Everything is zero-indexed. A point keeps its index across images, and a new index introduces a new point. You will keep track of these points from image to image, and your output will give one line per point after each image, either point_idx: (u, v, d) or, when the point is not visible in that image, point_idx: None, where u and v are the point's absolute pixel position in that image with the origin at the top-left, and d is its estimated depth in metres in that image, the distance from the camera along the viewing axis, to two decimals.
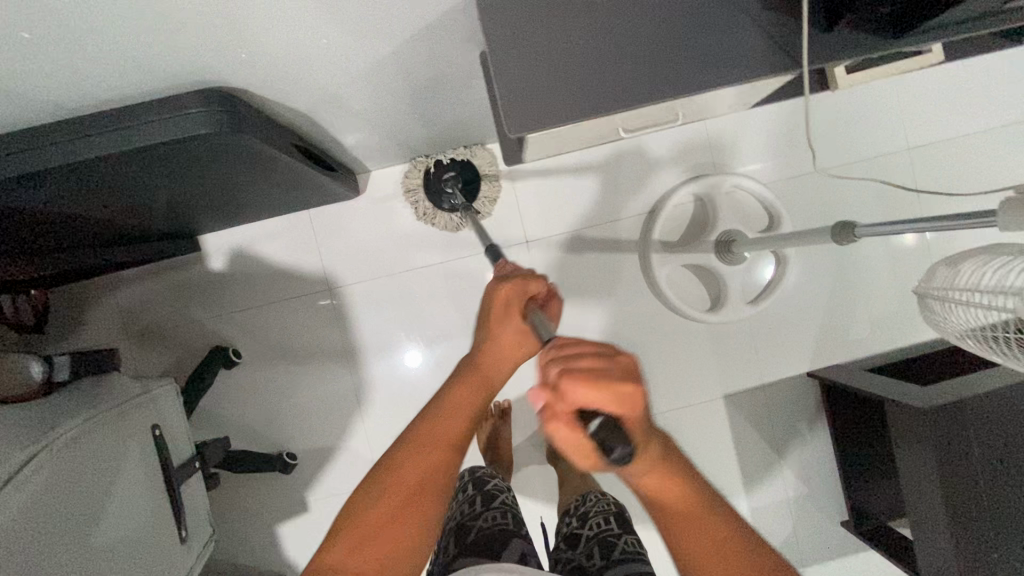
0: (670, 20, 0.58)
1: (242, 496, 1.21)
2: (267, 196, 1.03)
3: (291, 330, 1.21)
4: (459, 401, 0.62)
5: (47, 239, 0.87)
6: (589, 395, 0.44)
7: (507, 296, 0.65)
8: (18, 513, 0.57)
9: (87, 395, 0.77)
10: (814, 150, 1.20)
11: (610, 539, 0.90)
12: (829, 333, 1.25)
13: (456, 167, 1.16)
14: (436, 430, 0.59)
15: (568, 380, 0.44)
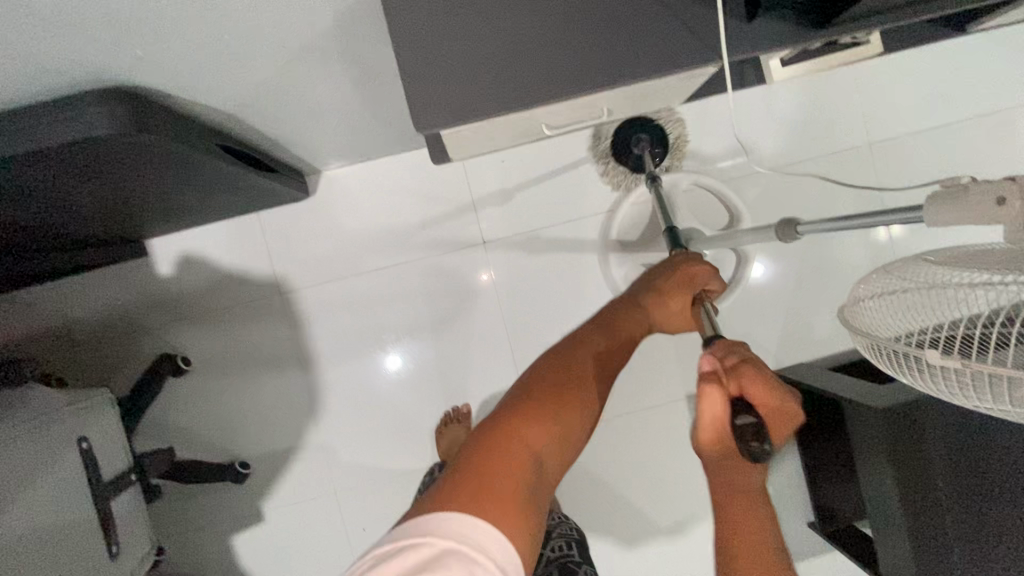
0: (581, 11, 0.56)
1: (194, 507, 1.18)
2: (208, 200, 1.00)
3: (244, 335, 1.18)
4: (629, 329, 0.66)
5: None
6: (757, 388, 0.53)
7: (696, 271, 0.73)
8: None
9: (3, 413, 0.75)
10: (773, 146, 1.19)
11: (571, 566, 0.89)
12: (794, 331, 1.24)
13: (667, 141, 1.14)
14: (611, 340, 0.63)
15: (749, 367, 0.54)
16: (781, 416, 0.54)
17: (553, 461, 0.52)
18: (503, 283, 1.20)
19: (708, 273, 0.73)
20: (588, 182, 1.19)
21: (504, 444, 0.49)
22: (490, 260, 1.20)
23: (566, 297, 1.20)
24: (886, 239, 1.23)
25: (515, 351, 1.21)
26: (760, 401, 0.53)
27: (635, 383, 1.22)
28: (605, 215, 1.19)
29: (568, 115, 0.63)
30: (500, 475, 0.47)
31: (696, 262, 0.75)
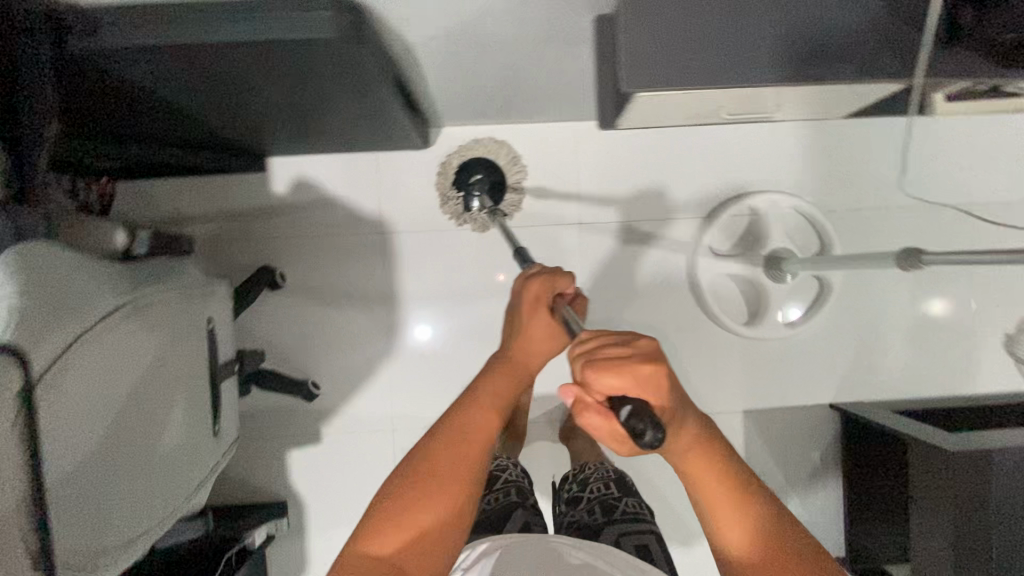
0: (810, 7, 0.58)
1: (259, 415, 1.23)
2: (349, 126, 1.04)
3: (337, 265, 1.23)
4: (495, 390, 0.65)
5: (132, 120, 0.88)
6: (613, 381, 0.49)
7: (535, 291, 0.72)
8: (82, 375, 0.55)
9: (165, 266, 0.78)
10: (877, 187, 1.22)
11: (611, 502, 0.96)
12: (859, 368, 1.26)
13: (485, 170, 1.11)
14: (473, 417, 0.62)
15: (592, 369, 0.50)
16: (658, 387, 0.50)
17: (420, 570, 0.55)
18: (590, 267, 1.24)
19: (548, 283, 0.72)
20: (690, 185, 1.23)
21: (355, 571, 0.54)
22: (582, 240, 1.24)
23: (646, 292, 1.25)
24: (945, 310, 1.25)
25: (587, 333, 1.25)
26: (633, 390, 0.50)
27: (697, 386, 1.26)
28: (702, 221, 1.23)
29: (745, 106, 0.68)
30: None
31: (540, 275, 0.74)
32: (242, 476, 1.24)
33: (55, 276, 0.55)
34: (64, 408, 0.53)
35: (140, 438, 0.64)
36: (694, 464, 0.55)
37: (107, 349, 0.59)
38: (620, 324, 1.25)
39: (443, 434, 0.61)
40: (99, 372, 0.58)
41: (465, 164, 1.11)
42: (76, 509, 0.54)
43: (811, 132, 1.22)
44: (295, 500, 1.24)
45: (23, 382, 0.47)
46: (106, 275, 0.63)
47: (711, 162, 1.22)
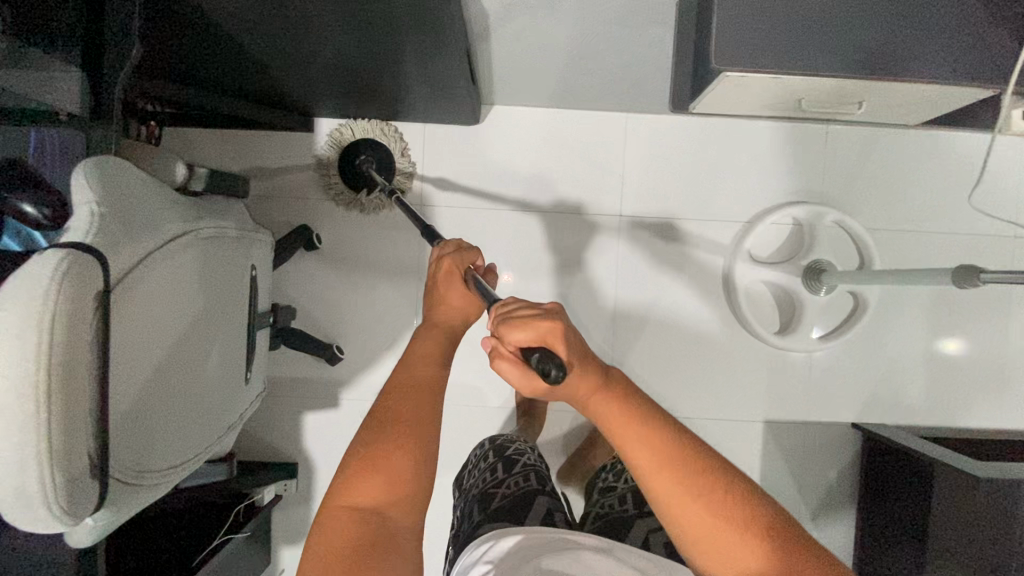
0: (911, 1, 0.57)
1: (279, 374, 1.23)
2: (403, 91, 1.04)
3: (372, 232, 1.23)
4: (424, 349, 0.66)
5: (193, 56, 0.88)
6: (516, 332, 0.50)
7: (445, 266, 0.72)
8: (145, 292, 0.56)
9: (219, 205, 0.77)
10: (923, 209, 1.21)
11: (645, 491, 0.93)
12: (885, 390, 1.25)
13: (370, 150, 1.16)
14: (415, 369, 0.64)
15: (503, 325, 0.51)
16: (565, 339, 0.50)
17: (403, 510, 0.57)
18: (624, 260, 1.23)
19: (457, 257, 0.72)
20: (734, 187, 1.22)
21: (338, 517, 0.56)
22: (619, 232, 1.23)
23: (678, 291, 1.23)
24: (955, 350, 1.24)
25: (615, 326, 1.24)
26: (540, 343, 0.50)
27: (719, 392, 1.25)
28: (742, 226, 1.22)
29: (827, 98, 0.67)
30: (353, 547, 0.53)
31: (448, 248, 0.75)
32: (256, 433, 1.23)
33: (130, 195, 0.57)
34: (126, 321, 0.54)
35: (187, 366, 0.65)
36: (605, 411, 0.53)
37: (170, 274, 0.60)
38: (650, 321, 1.24)
39: (390, 387, 0.63)
40: (162, 294, 0.59)
41: (348, 148, 1.16)
42: (132, 425, 0.56)
43: (862, 148, 1.21)
44: (306, 463, 1.24)
45: (102, 284, 0.49)
46: (170, 201, 0.64)
47: (758, 167, 1.22)
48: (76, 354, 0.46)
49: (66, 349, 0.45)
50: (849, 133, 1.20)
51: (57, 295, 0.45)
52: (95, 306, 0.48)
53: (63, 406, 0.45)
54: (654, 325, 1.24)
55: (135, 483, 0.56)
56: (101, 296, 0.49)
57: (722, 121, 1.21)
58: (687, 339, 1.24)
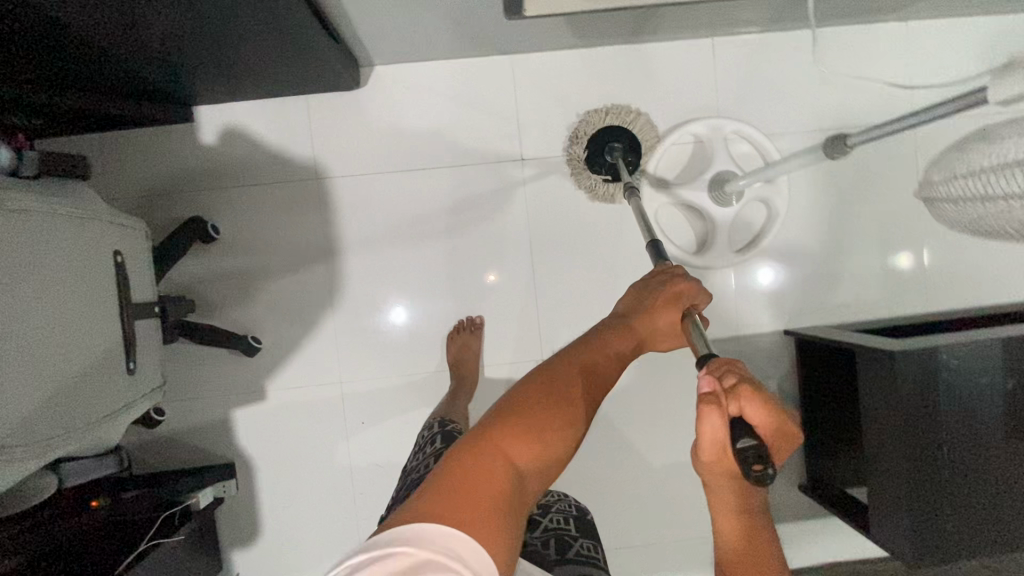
0: None
1: (199, 375, 1.19)
2: (268, 65, 1.01)
3: (273, 215, 1.19)
4: (613, 345, 0.65)
5: (29, 60, 0.85)
6: (758, 411, 0.50)
7: (676, 287, 0.70)
8: None
9: (61, 189, 0.74)
10: (819, 106, 1.21)
11: (567, 539, 0.89)
12: (812, 292, 1.25)
13: (620, 138, 1.16)
14: (599, 354, 0.64)
15: (748, 388, 0.51)
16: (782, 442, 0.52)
17: (534, 479, 0.56)
18: (535, 203, 1.21)
19: (693, 290, 0.70)
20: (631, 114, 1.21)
21: (484, 460, 0.54)
22: (525, 177, 1.21)
23: (594, 226, 1.22)
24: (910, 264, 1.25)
25: (535, 273, 1.22)
26: (765, 429, 0.51)
27: None
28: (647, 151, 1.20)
29: None
30: (484, 500, 0.51)
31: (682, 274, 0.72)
32: (186, 436, 1.20)
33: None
34: None
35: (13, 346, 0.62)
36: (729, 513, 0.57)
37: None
38: (570, 261, 1.22)
39: (572, 363, 0.62)
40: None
41: (597, 136, 1.16)
42: None
43: (753, 55, 1.20)
44: (242, 460, 1.20)
45: None
46: None
47: (652, 91, 1.20)
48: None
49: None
50: (737, 41, 1.20)
51: None
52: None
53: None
54: (576, 265, 1.22)
55: None
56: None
57: (611, 47, 1.19)
58: (611, 273, 1.23)
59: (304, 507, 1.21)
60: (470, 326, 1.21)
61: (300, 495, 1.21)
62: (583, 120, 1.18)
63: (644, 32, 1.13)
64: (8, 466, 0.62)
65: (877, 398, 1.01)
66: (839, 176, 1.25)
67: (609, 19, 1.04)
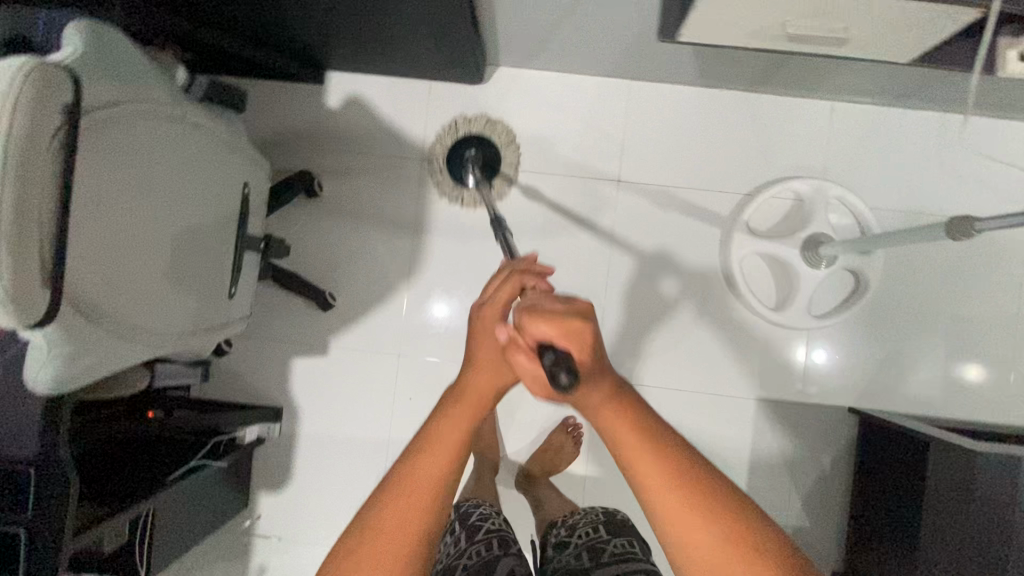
0: None
1: (271, 317, 1.25)
2: (409, 47, 1.07)
3: (373, 185, 1.25)
4: (446, 425, 0.52)
5: (210, 12, 0.92)
6: (544, 326, 0.49)
7: (493, 309, 0.57)
8: (122, 139, 0.55)
9: (221, 117, 0.80)
10: (930, 190, 1.19)
11: (599, 545, 0.86)
12: (884, 375, 1.21)
13: (478, 144, 1.21)
14: (426, 466, 0.50)
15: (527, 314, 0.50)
16: (588, 341, 0.50)
17: None
18: (621, 226, 1.23)
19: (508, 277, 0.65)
20: (735, 160, 1.21)
21: None
22: (618, 199, 1.23)
23: (673, 261, 1.23)
24: (977, 378, 1.20)
25: (605, 294, 1.23)
26: (563, 340, 0.49)
27: (710, 367, 1.22)
28: (744, 198, 1.21)
29: (815, 20, 0.65)
30: None
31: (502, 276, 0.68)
32: (246, 373, 1.25)
33: (116, 52, 0.57)
34: (103, 163, 0.53)
35: (165, 240, 0.64)
36: (618, 423, 0.51)
37: (137, 128, 0.57)
38: (643, 289, 1.23)
39: (387, 497, 0.50)
40: (139, 146, 0.58)
41: (458, 142, 1.22)
42: (97, 263, 0.54)
43: (868, 126, 1.19)
44: (290, 408, 1.25)
45: (73, 99, 0.47)
46: (170, 87, 0.65)
47: (759, 142, 1.21)
48: (31, 153, 0.44)
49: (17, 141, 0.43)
50: (858, 109, 1.19)
51: (22, 84, 0.44)
52: (61, 121, 0.46)
53: (11, 202, 0.43)
54: (646, 295, 1.23)
55: (93, 317, 0.54)
56: (68, 112, 0.47)
57: (728, 92, 1.21)
58: (680, 312, 1.22)
59: (337, 469, 1.24)
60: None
61: (334, 456, 1.24)
62: (444, 130, 1.23)
63: (766, 83, 1.14)
64: (140, 351, 0.63)
65: (951, 493, 0.95)
66: (937, 263, 1.21)
67: (737, 64, 1.05)
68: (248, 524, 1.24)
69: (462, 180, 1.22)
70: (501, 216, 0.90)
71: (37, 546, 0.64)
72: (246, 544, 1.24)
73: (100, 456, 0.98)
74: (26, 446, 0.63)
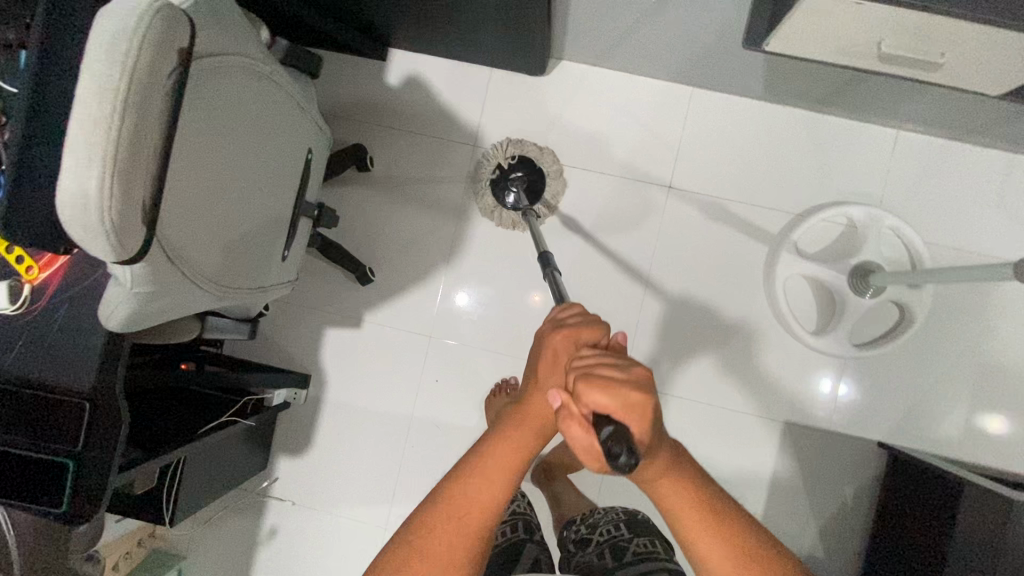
0: None
1: (309, 285, 1.26)
2: (478, 34, 1.07)
3: (423, 166, 1.26)
4: (498, 450, 0.55)
5: None
6: (603, 400, 0.48)
7: (556, 349, 0.57)
8: (218, 89, 0.56)
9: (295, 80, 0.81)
10: (988, 231, 1.16)
11: (622, 544, 0.85)
12: (919, 413, 1.19)
13: (527, 170, 1.19)
14: (476, 486, 0.54)
15: (585, 385, 0.49)
16: (647, 416, 0.49)
17: None
18: (667, 233, 1.22)
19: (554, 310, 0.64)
20: (790, 179, 1.20)
21: None
22: (666, 205, 1.22)
23: (714, 274, 1.22)
24: (999, 429, 1.17)
25: (643, 299, 1.22)
26: (620, 412, 0.48)
27: (741, 384, 1.21)
28: (795, 219, 1.19)
29: (913, 41, 0.64)
30: None
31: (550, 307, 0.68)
32: (279, 337, 1.27)
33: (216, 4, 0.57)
34: (200, 112, 0.54)
35: (238, 194, 0.64)
36: (669, 489, 0.54)
37: (232, 80, 0.58)
38: (682, 299, 1.22)
39: (442, 510, 0.53)
40: (231, 97, 0.59)
41: (506, 165, 1.19)
42: (182, 206, 0.54)
43: (932, 158, 1.17)
44: (318, 376, 1.26)
45: (187, 43, 0.48)
46: (258, 44, 0.66)
47: (817, 163, 1.19)
48: (151, 89, 0.44)
49: (143, 78, 0.43)
50: (923, 140, 1.17)
51: (151, 17, 0.44)
52: (176, 62, 0.47)
53: (132, 132, 0.43)
54: (683, 304, 1.22)
55: (175, 260, 0.54)
56: (183, 54, 0.48)
57: (791, 109, 1.19)
58: (716, 326, 1.21)
59: (357, 442, 1.25)
60: (504, 386, 1.20)
61: (356, 428, 1.25)
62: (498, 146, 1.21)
63: (833, 103, 1.12)
64: (205, 300, 0.64)
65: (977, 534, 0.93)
66: (986, 306, 1.18)
67: (808, 81, 1.03)
68: (265, 485, 1.26)
69: (503, 198, 1.20)
70: (550, 255, 0.87)
71: (84, 478, 0.66)
72: (260, 504, 1.26)
73: (136, 400, 1.00)
74: (82, 381, 0.64)
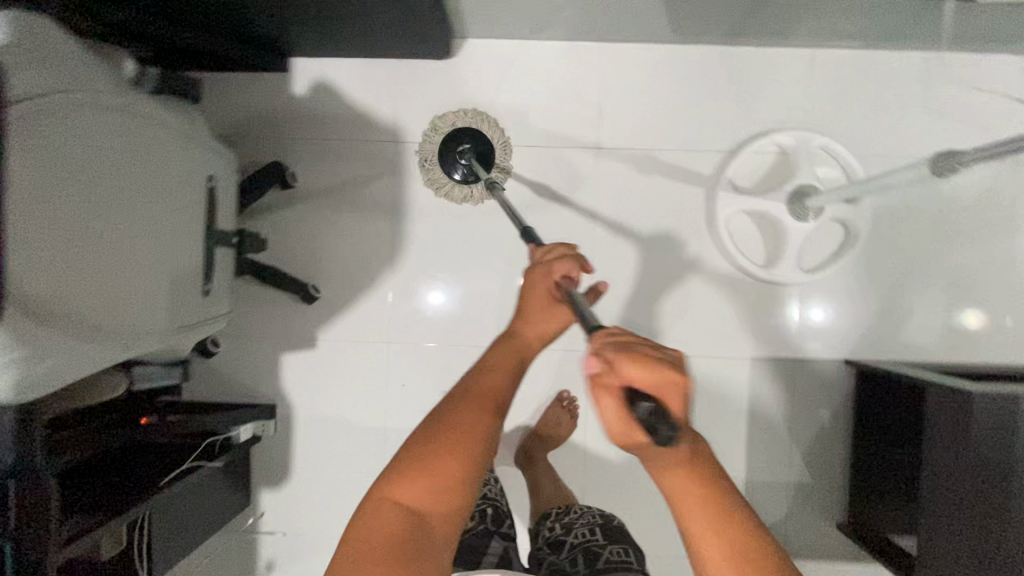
0: None
1: (256, 314, 1.23)
2: (371, 27, 1.04)
3: (347, 171, 1.22)
4: (498, 366, 0.59)
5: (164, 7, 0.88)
6: (637, 371, 0.41)
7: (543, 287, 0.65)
8: (67, 129, 0.55)
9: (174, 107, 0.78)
10: (917, 134, 1.16)
11: (595, 549, 0.83)
12: (880, 326, 1.20)
13: (472, 139, 1.10)
14: (480, 388, 0.55)
15: (621, 355, 0.42)
16: (686, 396, 0.42)
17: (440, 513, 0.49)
18: (604, 193, 1.20)
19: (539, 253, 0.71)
20: (716, 117, 1.19)
21: (378, 513, 0.49)
22: (598, 165, 1.20)
23: (658, 225, 1.20)
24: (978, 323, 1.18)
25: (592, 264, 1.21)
26: (654, 389, 0.41)
27: (704, 330, 1.21)
28: (728, 155, 1.18)
29: None
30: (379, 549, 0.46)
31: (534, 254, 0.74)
32: (237, 372, 1.24)
33: (47, 45, 0.55)
34: (49, 156, 0.53)
35: (123, 231, 0.62)
36: (682, 485, 0.45)
37: (82, 118, 0.57)
38: (631, 256, 1.21)
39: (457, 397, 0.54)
40: (87, 136, 0.57)
41: (449, 137, 1.10)
42: (46, 257, 0.53)
43: (850, 70, 1.16)
44: (283, 404, 1.23)
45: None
46: (110, 77, 0.64)
47: (738, 96, 1.18)
48: None
49: None
50: (838, 55, 1.16)
51: None
52: None
53: None
54: (633, 261, 1.21)
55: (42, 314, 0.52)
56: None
57: (705, 47, 1.17)
58: (669, 276, 1.21)
59: (336, 462, 1.23)
60: None
61: (332, 448, 1.23)
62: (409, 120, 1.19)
63: (742, 34, 1.10)
64: (111, 347, 0.62)
65: (943, 428, 0.95)
66: (929, 209, 1.18)
67: (712, 16, 1.01)
68: (252, 522, 1.24)
69: (452, 173, 1.10)
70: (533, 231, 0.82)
71: (20, 561, 0.63)
72: (251, 542, 1.24)
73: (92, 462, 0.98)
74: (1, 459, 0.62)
